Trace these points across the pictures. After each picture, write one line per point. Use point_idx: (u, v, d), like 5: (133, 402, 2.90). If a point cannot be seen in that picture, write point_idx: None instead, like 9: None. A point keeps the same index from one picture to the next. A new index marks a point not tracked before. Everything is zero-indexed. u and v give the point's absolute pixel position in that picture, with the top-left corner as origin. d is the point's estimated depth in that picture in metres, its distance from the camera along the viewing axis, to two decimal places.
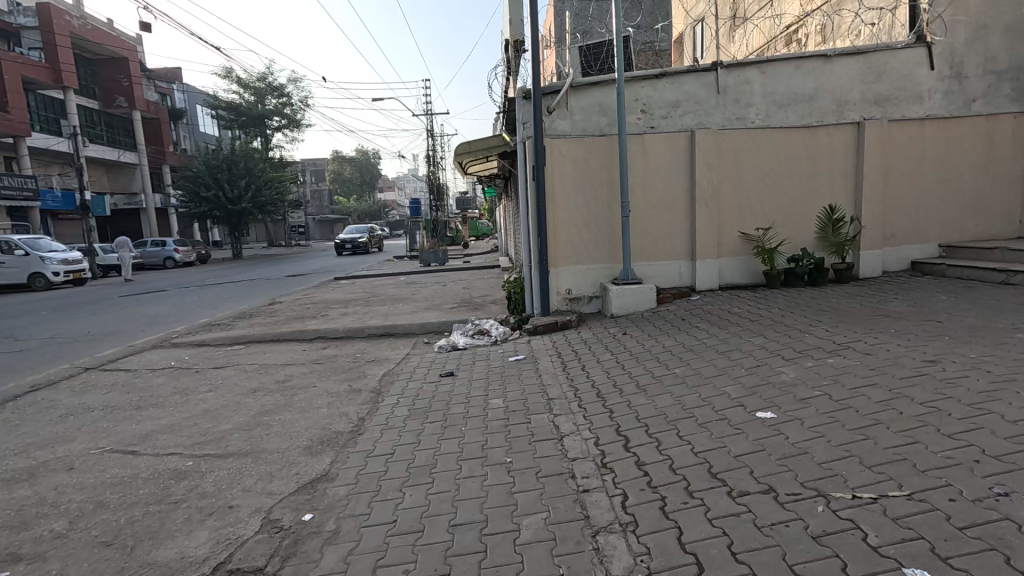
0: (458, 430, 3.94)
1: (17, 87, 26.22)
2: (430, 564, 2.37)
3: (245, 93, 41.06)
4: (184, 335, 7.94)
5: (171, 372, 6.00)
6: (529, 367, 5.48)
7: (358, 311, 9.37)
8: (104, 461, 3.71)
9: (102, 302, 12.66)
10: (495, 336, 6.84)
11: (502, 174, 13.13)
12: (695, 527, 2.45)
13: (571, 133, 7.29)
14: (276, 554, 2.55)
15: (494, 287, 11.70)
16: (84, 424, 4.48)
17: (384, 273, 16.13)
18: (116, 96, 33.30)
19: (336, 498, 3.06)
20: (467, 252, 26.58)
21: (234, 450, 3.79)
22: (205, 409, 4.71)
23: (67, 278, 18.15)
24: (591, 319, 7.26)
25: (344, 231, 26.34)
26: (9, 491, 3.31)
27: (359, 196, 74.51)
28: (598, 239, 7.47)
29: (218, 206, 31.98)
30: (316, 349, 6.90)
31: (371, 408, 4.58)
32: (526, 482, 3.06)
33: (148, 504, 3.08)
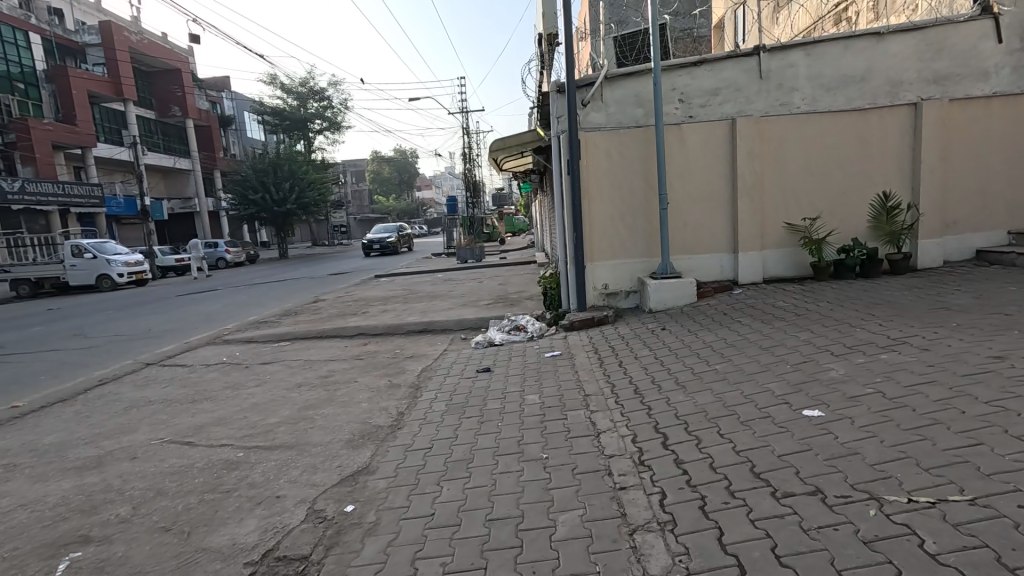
0: (495, 426, 3.96)
1: (83, 100, 28.18)
2: (466, 558, 2.40)
3: (288, 98, 42.53)
4: (235, 332, 8.32)
5: (223, 368, 6.31)
6: (565, 363, 5.45)
7: (396, 308, 9.56)
8: (163, 451, 3.94)
9: (160, 301, 13.42)
10: (531, 332, 6.85)
11: (538, 169, 13.08)
12: (736, 528, 2.38)
13: (606, 126, 7.18)
14: (320, 543, 2.65)
15: (530, 283, 11.67)
16: (145, 416, 4.78)
17: (422, 271, 16.39)
18: (171, 106, 35.18)
19: (376, 490, 3.14)
20: (504, 248, 26.66)
21: (281, 443, 3.95)
22: (254, 403, 4.93)
23: (131, 278, 19.33)
24: (629, 314, 7.15)
25: (372, 231, 26.18)
26: (80, 478, 3.57)
27: (398, 195, 76.16)
28: (634, 234, 7.34)
29: (265, 208, 33.33)
30: (357, 345, 7.09)
31: (410, 403, 4.68)
32: (562, 478, 3.05)
33: (203, 492, 3.25)
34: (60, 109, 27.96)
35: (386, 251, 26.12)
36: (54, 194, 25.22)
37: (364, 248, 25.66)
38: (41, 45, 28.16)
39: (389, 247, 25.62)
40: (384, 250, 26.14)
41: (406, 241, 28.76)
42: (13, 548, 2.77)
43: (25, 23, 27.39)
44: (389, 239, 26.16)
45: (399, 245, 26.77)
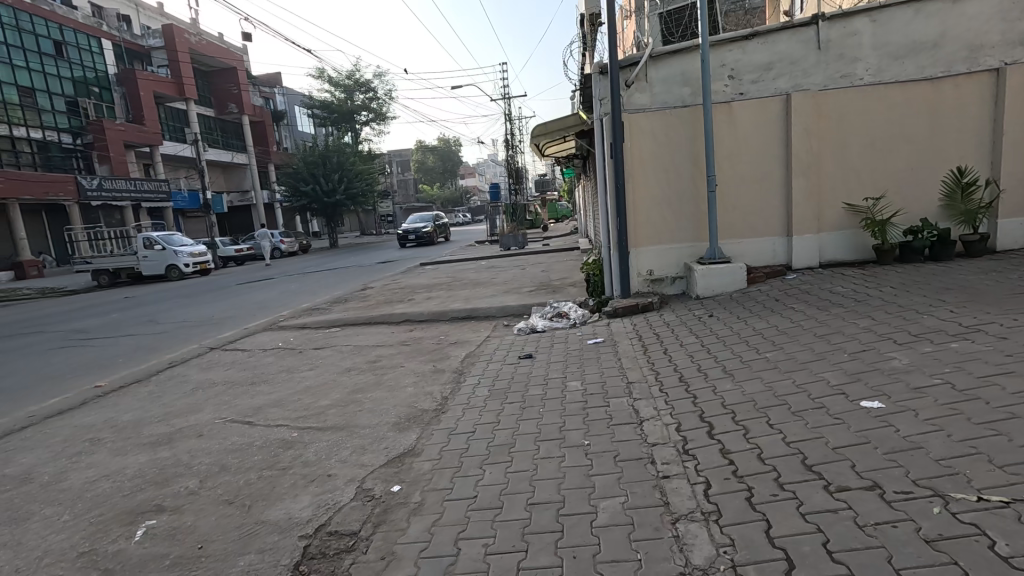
0: (536, 412, 3.99)
1: (149, 100, 30.02)
2: (508, 540, 2.44)
3: (336, 91, 43.63)
4: (290, 319, 8.73)
5: (279, 352, 6.65)
6: (608, 350, 5.40)
7: (441, 295, 9.73)
8: (226, 429, 4.21)
9: (221, 290, 14.19)
10: (573, 319, 6.81)
11: (580, 153, 12.87)
12: (786, 521, 2.30)
13: (651, 107, 6.95)
14: (369, 520, 2.77)
15: (573, 270, 11.58)
16: (210, 396, 5.11)
17: (466, 258, 16.58)
18: (228, 104, 36.90)
19: (421, 471, 3.24)
20: (546, 235, 26.52)
21: (332, 424, 4.14)
22: (305, 386, 5.17)
23: (195, 268, 20.58)
24: (675, 301, 6.97)
25: (407, 221, 25.64)
26: (154, 452, 3.87)
27: (442, 183, 77.10)
28: (681, 218, 7.12)
29: (316, 199, 34.54)
30: (403, 331, 7.29)
31: (454, 388, 4.77)
32: (604, 465, 3.04)
33: (262, 469, 3.46)
34: (131, 109, 29.89)
35: (422, 242, 25.48)
36: (130, 191, 27.18)
37: (400, 239, 25.13)
38: (113, 50, 30.14)
39: (423, 237, 24.89)
40: (419, 240, 25.50)
41: (443, 232, 28.26)
42: (99, 513, 3.05)
43: (98, 31, 29.38)
44: (424, 229, 25.58)
45: (435, 235, 26.12)
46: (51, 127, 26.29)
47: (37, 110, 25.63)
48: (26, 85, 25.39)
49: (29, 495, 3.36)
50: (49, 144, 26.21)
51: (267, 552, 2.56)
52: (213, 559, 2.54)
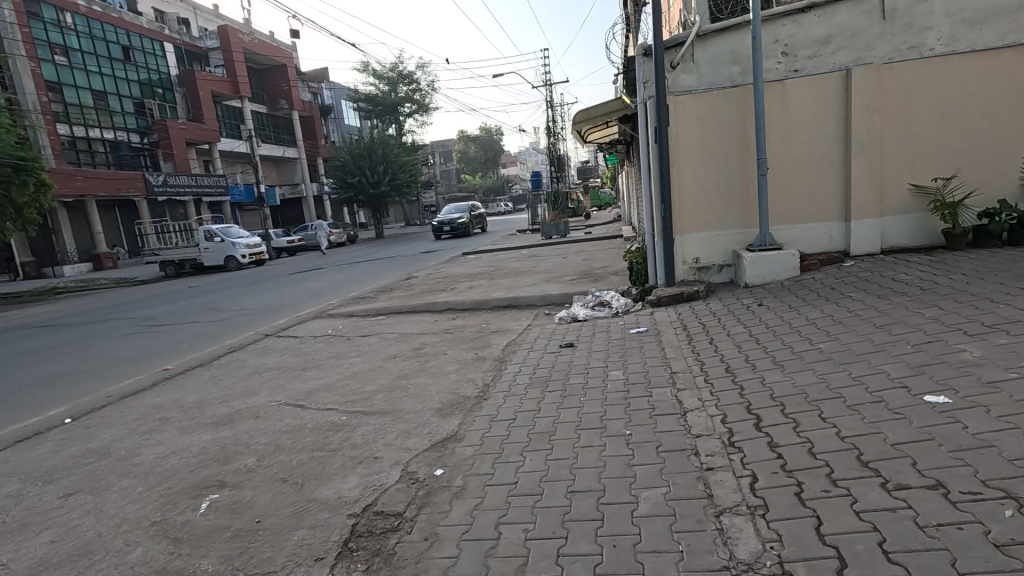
0: (577, 400, 3.98)
1: (207, 98, 31.65)
2: (548, 527, 2.46)
3: (380, 84, 44.40)
4: (339, 307, 9.05)
5: (329, 339, 6.92)
6: (650, 340, 5.30)
7: (483, 284, 9.83)
8: (281, 411, 4.44)
9: (274, 279, 14.87)
10: (616, 307, 6.73)
11: (623, 139, 12.59)
12: (838, 518, 2.21)
13: (697, 88, 6.68)
14: (413, 502, 2.86)
15: (616, 258, 11.39)
16: (267, 380, 5.40)
17: (508, 248, 16.65)
18: (279, 100, 38.32)
19: (463, 456, 3.31)
20: (589, 223, 26.18)
21: (378, 408, 4.29)
22: (353, 371, 5.38)
23: (251, 258, 21.75)
24: (722, 289, 6.74)
25: (442, 212, 25.26)
26: (216, 431, 4.13)
27: (484, 172, 77.44)
28: (729, 203, 6.86)
29: (362, 190, 35.47)
30: (446, 320, 7.42)
31: (495, 375, 4.84)
32: (645, 456, 3.00)
33: (313, 450, 3.63)
34: (191, 110, 31.73)
35: (457, 232, 25.01)
36: (190, 186, 28.91)
37: (435, 230, 24.79)
38: (174, 53, 31.78)
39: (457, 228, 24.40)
40: (455, 230, 25.04)
41: (479, 222, 27.77)
42: (168, 486, 3.30)
43: (160, 35, 30.96)
44: (459, 219, 25.12)
45: (471, 226, 25.58)
46: (122, 127, 28.13)
47: (109, 112, 27.47)
48: (99, 89, 27.24)
49: (109, 468, 3.66)
50: (120, 143, 28.08)
51: (318, 528, 2.69)
52: (270, 532, 2.70)
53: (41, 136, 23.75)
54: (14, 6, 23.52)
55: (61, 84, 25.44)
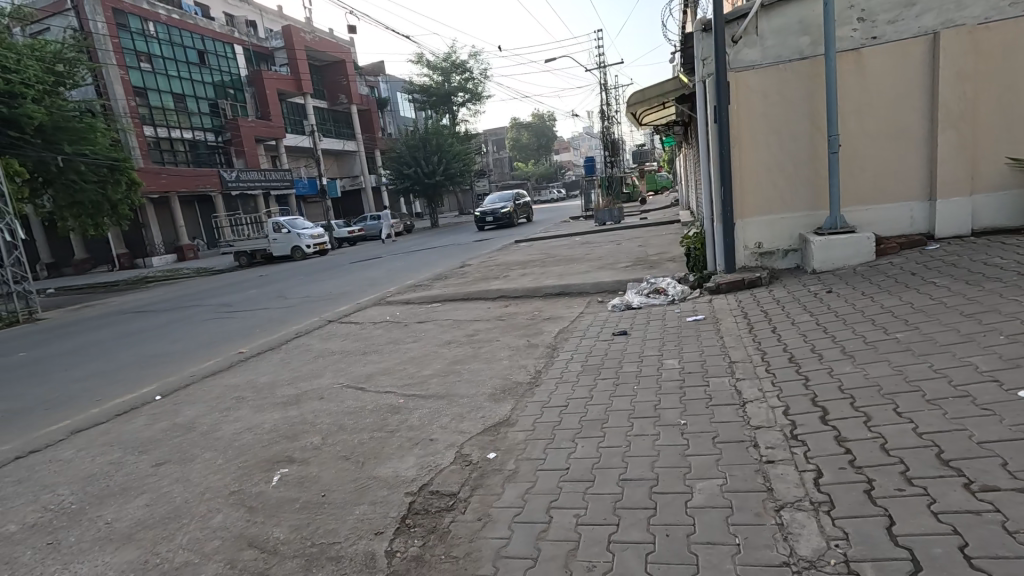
0: (630, 389, 3.92)
1: (274, 97, 33.45)
2: (599, 513, 2.46)
3: (434, 75, 45.02)
4: (396, 294, 9.36)
5: (387, 325, 7.19)
6: (708, 328, 5.12)
7: (535, 272, 9.83)
8: (344, 393, 4.68)
9: (336, 268, 15.53)
10: (672, 295, 6.54)
11: (680, 120, 12.14)
12: (912, 518, 2.07)
13: (762, 62, 6.30)
14: (467, 483, 2.94)
15: (672, 244, 11.06)
16: (331, 363, 5.70)
17: (561, 235, 16.54)
18: (339, 95, 39.75)
19: (515, 441, 3.35)
20: (645, 208, 25.50)
21: (433, 392, 4.42)
22: (411, 356, 5.57)
23: (316, 249, 22.81)
24: (787, 276, 6.39)
25: (485, 201, 24.18)
26: (286, 410, 4.42)
27: (537, 159, 77.07)
28: (797, 184, 6.46)
29: (418, 180, 36.28)
30: (499, 307, 7.50)
31: (547, 361, 4.86)
32: (701, 446, 2.92)
33: (373, 430, 3.80)
34: (259, 107, 33.57)
35: (501, 222, 23.90)
36: (260, 181, 30.74)
37: (477, 221, 23.78)
38: (243, 54, 33.54)
39: (501, 219, 23.52)
40: (498, 221, 23.93)
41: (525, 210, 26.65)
42: (245, 460, 3.57)
43: (231, 38, 32.80)
44: (503, 209, 24.02)
45: (515, 215, 24.46)
46: (199, 127, 30.15)
47: (188, 113, 29.51)
48: (178, 92, 29.23)
49: (193, 441, 4.00)
50: (197, 142, 30.10)
51: (377, 504, 2.83)
52: (334, 506, 2.86)
53: (130, 138, 25.95)
54: (106, 19, 25.99)
55: (146, 90, 27.57)
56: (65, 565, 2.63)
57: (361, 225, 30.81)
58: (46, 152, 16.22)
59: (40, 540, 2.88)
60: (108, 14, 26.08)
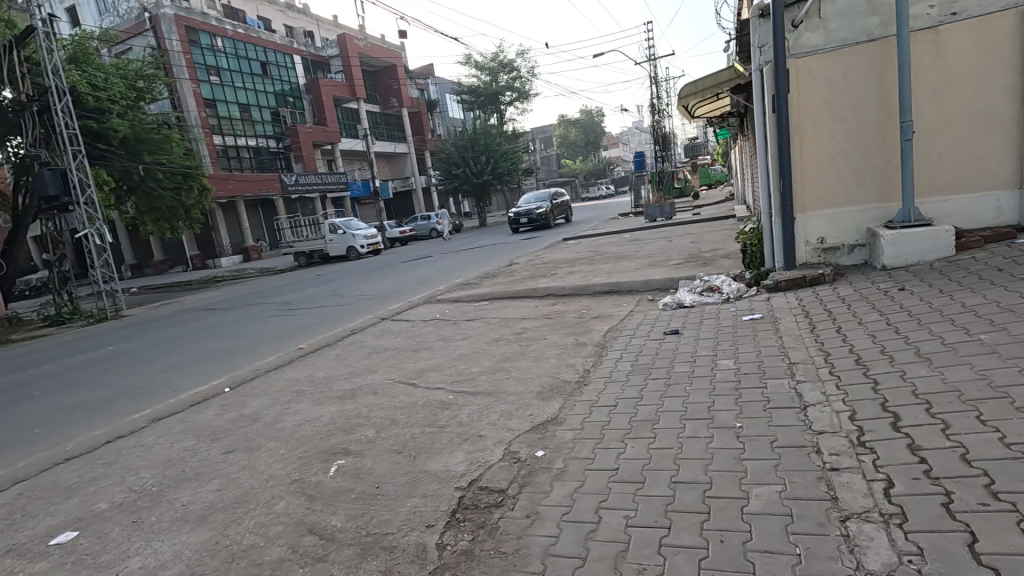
0: (682, 390, 3.82)
1: (330, 103, 35.24)
2: (649, 516, 2.41)
3: (482, 75, 45.59)
4: (446, 292, 9.54)
5: (437, 323, 7.34)
6: (766, 327, 4.90)
7: (583, 269, 9.73)
8: (396, 388, 4.83)
9: (388, 267, 16.01)
10: (727, 293, 6.31)
11: (736, 111, 11.68)
12: (997, 536, 1.91)
13: (825, 47, 5.95)
14: (515, 480, 2.96)
15: (727, 240, 10.66)
16: (384, 359, 5.89)
17: (609, 232, 16.33)
18: (391, 99, 40.95)
19: (564, 440, 3.34)
20: (697, 203, 24.76)
21: (482, 389, 4.49)
22: (460, 353, 5.66)
23: (369, 249, 23.68)
24: (854, 272, 6.01)
25: (520, 202, 23.15)
26: (342, 404, 4.61)
27: (585, 156, 76.35)
28: (865, 175, 6.06)
29: (467, 180, 36.80)
30: (547, 305, 7.48)
31: (596, 360, 4.81)
32: (758, 450, 2.81)
33: (424, 426, 3.89)
34: (316, 114, 35.38)
35: (536, 224, 22.77)
36: (317, 185, 32.17)
37: (511, 223, 22.84)
38: (302, 64, 35.13)
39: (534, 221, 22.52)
40: (533, 222, 22.79)
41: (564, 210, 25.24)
42: (306, 450, 3.75)
43: (291, 48, 34.48)
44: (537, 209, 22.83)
45: (552, 216, 23.21)
46: (262, 135, 31.96)
47: (252, 122, 31.31)
48: (243, 102, 31.03)
49: (259, 431, 4.24)
50: (262, 149, 31.87)
51: (428, 497, 2.90)
52: (387, 498, 2.96)
53: (201, 147, 27.82)
54: (180, 36, 27.89)
55: (215, 101, 29.37)
56: (147, 542, 2.87)
57: (411, 225, 31.64)
58: (129, 162, 17.78)
59: (125, 519, 3.14)
60: (181, 32, 27.97)
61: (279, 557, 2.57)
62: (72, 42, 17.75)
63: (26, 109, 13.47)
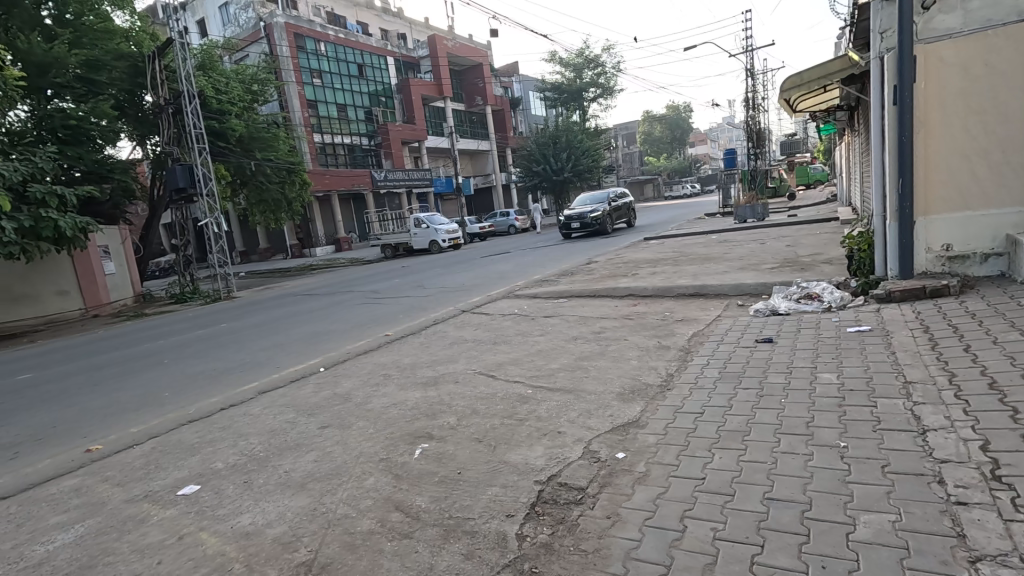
0: (777, 402, 3.57)
1: (418, 102, 36.74)
2: (740, 531, 2.29)
3: (566, 72, 45.73)
4: (524, 288, 9.61)
5: (516, 318, 7.42)
6: (875, 342, 4.45)
7: (666, 270, 9.41)
8: (476, 379, 4.96)
9: (469, 262, 16.43)
10: (828, 301, 5.83)
11: (846, 103, 10.74)
12: None
13: (962, 31, 5.30)
14: (595, 479, 2.94)
15: (828, 244, 9.82)
16: (464, 350, 6.07)
17: (694, 232, 15.65)
18: (475, 97, 41.87)
19: (646, 444, 3.26)
20: (793, 204, 23.07)
21: (561, 386, 4.48)
22: (538, 349, 5.70)
23: (449, 243, 24.58)
24: (986, 285, 5.32)
25: (575, 204, 20.40)
26: (425, 390, 4.82)
27: (669, 153, 73.75)
28: (1005, 174, 5.36)
29: (546, 177, 36.85)
30: (627, 305, 7.32)
31: (680, 365, 4.63)
32: (866, 474, 2.57)
33: (503, 417, 3.97)
34: (406, 112, 37.00)
35: (589, 229, 19.77)
36: (404, 180, 33.65)
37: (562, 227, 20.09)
38: (394, 65, 36.92)
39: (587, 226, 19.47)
40: (586, 227, 19.75)
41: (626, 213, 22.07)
42: (392, 431, 3.96)
43: (385, 51, 36.40)
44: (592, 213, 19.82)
45: (609, 220, 20.11)
46: (356, 133, 34.01)
47: (348, 121, 33.42)
48: (341, 102, 33.16)
49: (350, 410, 4.55)
50: (355, 146, 33.92)
51: (509, 487, 2.96)
52: (468, 484, 3.06)
53: (303, 144, 30.15)
54: (289, 43, 30.35)
55: (316, 102, 31.68)
56: (255, 501, 3.17)
57: (491, 221, 32.29)
58: (244, 158, 19.45)
59: (237, 479, 3.49)
60: (290, 39, 30.42)
61: (369, 529, 2.74)
62: (201, 51, 19.94)
63: (164, 111, 15.29)
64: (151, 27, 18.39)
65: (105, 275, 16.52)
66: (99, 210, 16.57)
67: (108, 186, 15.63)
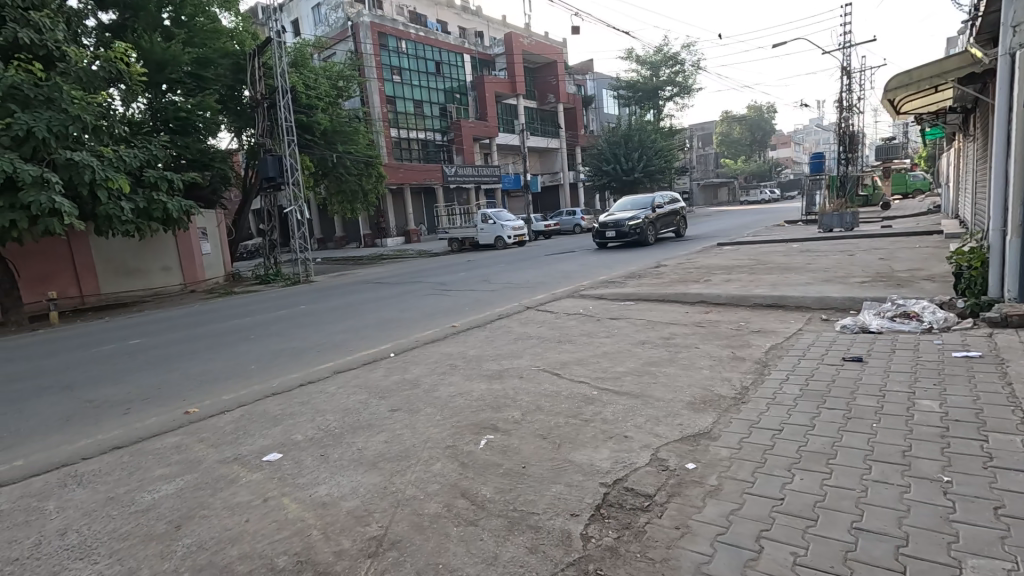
0: (867, 426, 3.30)
1: (492, 99, 37.11)
2: (824, 559, 2.15)
3: (642, 69, 44.84)
4: (589, 288, 9.51)
5: (581, 318, 7.35)
6: (986, 370, 4.01)
7: (742, 279, 8.96)
8: (540, 376, 4.97)
9: (534, 260, 16.46)
10: (929, 322, 5.34)
11: (962, 104, 9.72)
12: None
13: None
14: (663, 488, 2.86)
15: (929, 260, 8.97)
16: (530, 346, 6.10)
17: (773, 240, 14.81)
18: (548, 95, 41.78)
19: (718, 456, 3.13)
20: (888, 214, 21.26)
21: (627, 390, 4.39)
22: (604, 351, 5.62)
23: (514, 239, 24.73)
24: None
25: (613, 209, 18.72)
26: (490, 382, 4.90)
27: (748, 156, 70.23)
28: None
29: (616, 177, 36.19)
30: (699, 312, 7.05)
31: (757, 379, 4.40)
32: (977, 514, 2.32)
33: (568, 416, 3.96)
34: (479, 109, 37.54)
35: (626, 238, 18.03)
36: (474, 177, 34.24)
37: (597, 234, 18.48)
38: (470, 62, 37.64)
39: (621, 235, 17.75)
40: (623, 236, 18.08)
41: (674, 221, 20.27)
42: (458, 421, 4.05)
43: (463, 48, 37.16)
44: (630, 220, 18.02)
45: (650, 229, 18.33)
46: (430, 129, 35.01)
47: (423, 117, 34.50)
48: (418, 99, 34.25)
49: (417, 396, 4.71)
50: (428, 142, 34.94)
51: (574, 486, 2.94)
52: (533, 479, 3.07)
53: (380, 138, 31.44)
54: (373, 41, 31.68)
55: (395, 98, 32.93)
56: (331, 474, 3.36)
57: (557, 220, 32.22)
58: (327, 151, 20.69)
59: (315, 451, 3.72)
60: (375, 37, 31.75)
61: (436, 512, 2.82)
62: (295, 49, 21.32)
63: (260, 105, 16.52)
64: (253, 28, 19.85)
65: (203, 255, 18.12)
66: (201, 195, 18.17)
67: (209, 174, 17.14)
